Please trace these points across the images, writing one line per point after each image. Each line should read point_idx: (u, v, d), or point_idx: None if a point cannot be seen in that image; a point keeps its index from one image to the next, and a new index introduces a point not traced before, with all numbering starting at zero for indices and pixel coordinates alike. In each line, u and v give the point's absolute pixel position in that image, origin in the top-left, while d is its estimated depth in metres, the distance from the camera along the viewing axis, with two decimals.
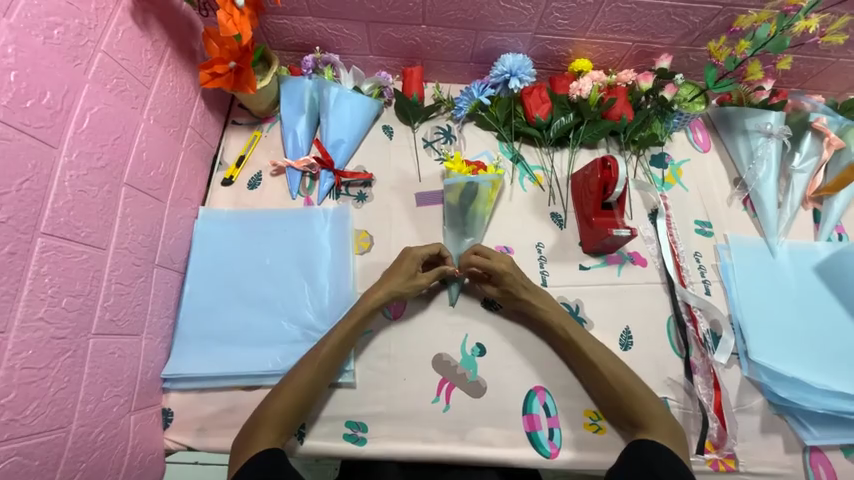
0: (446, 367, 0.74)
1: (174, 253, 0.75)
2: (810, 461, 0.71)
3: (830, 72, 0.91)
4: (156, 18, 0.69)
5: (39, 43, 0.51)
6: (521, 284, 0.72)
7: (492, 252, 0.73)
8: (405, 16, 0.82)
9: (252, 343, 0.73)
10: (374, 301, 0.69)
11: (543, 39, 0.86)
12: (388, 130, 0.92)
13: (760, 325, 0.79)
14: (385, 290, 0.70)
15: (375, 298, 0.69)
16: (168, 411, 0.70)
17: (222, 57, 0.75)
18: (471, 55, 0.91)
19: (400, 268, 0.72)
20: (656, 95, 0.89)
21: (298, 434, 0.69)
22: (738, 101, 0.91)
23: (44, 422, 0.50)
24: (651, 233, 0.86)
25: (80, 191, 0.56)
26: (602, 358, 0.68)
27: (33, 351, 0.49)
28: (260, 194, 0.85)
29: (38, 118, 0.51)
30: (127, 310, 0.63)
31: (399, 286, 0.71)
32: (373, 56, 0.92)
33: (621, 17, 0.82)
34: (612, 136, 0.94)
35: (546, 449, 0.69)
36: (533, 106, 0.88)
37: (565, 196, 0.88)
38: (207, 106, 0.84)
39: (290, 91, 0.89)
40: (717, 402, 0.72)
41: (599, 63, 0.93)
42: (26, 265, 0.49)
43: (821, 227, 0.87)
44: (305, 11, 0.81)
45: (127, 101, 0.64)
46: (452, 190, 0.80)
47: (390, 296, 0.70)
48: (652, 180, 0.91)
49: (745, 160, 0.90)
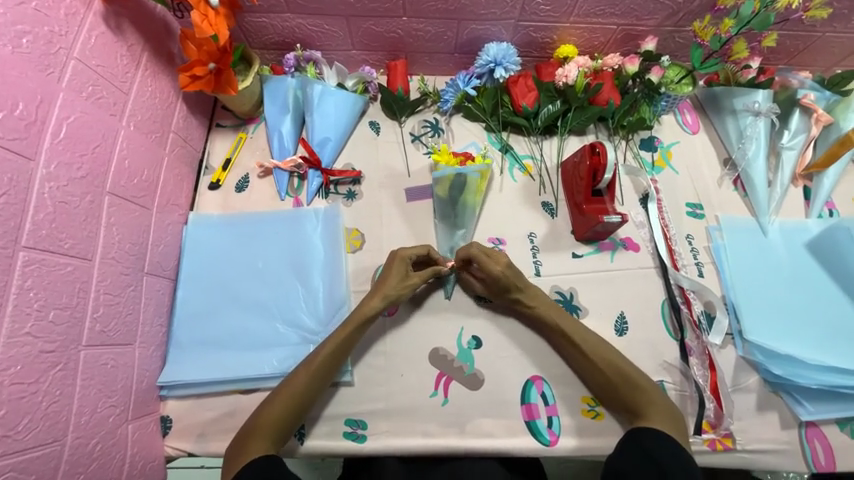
0: (443, 361, 0.74)
1: (164, 260, 0.74)
2: (806, 436, 0.72)
3: (816, 48, 0.91)
4: (130, 21, 0.67)
5: (7, 53, 0.50)
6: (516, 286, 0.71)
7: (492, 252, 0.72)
8: (385, 8, 0.80)
9: (248, 347, 0.73)
10: (372, 308, 0.69)
11: (527, 26, 0.85)
12: (375, 125, 0.91)
13: (754, 305, 0.79)
14: (380, 296, 0.70)
15: (372, 305, 0.69)
16: (166, 418, 0.70)
17: (200, 59, 0.73)
18: (454, 46, 0.89)
19: (392, 271, 0.71)
20: (642, 79, 0.88)
21: (298, 434, 0.69)
22: (725, 81, 0.91)
23: (37, 437, 0.50)
24: (643, 218, 0.86)
25: (60, 202, 0.55)
26: (598, 348, 0.68)
27: (20, 367, 0.48)
28: (247, 197, 0.84)
29: (11, 131, 0.49)
30: (117, 320, 0.62)
31: (393, 289, 0.70)
32: (356, 51, 0.90)
33: (604, 1, 0.80)
34: (601, 122, 0.93)
35: (545, 437, 0.69)
36: (520, 95, 0.87)
37: (555, 185, 0.87)
38: (188, 109, 0.82)
39: (273, 91, 0.87)
40: (713, 384, 0.73)
41: (585, 48, 0.92)
42: (8, 280, 0.48)
43: (812, 204, 0.88)
44: (283, 8, 0.80)
45: (105, 108, 0.63)
46: (441, 182, 0.79)
47: (386, 301, 0.70)
48: (642, 164, 0.91)
49: (734, 141, 0.90)
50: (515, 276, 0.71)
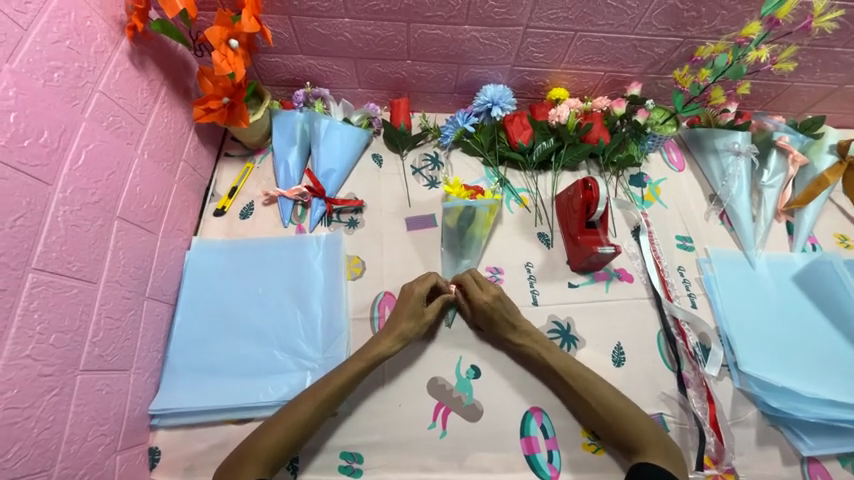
0: (441, 391, 0.73)
1: (165, 285, 0.75)
2: (808, 473, 0.71)
3: (787, 96, 0.99)
4: (153, 59, 0.72)
5: (39, 86, 0.53)
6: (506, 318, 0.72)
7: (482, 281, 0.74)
8: (390, 52, 0.87)
9: (243, 375, 0.72)
10: (387, 347, 0.69)
11: (521, 71, 0.92)
12: (377, 158, 0.96)
13: (747, 337, 0.80)
14: (395, 336, 0.70)
15: (387, 346, 0.69)
16: (155, 450, 0.67)
17: (215, 94, 0.78)
18: (454, 87, 0.96)
19: (407, 310, 0.72)
20: (629, 120, 0.95)
21: (290, 467, 0.67)
22: (706, 123, 0.98)
23: (25, 466, 0.48)
24: (636, 250, 0.89)
25: (72, 226, 0.56)
26: (588, 383, 0.68)
27: (17, 390, 0.48)
28: (252, 224, 0.86)
29: (33, 157, 0.52)
30: (115, 345, 0.62)
31: (409, 331, 0.71)
32: (362, 89, 0.96)
33: (591, 50, 0.88)
34: (592, 159, 0.98)
35: (546, 473, 0.68)
36: (515, 132, 0.92)
37: (551, 217, 0.91)
38: (199, 140, 0.86)
39: (282, 124, 0.92)
40: (712, 417, 0.72)
41: (575, 91, 0.99)
42: (15, 301, 0.48)
43: (795, 238, 0.91)
44: (296, 50, 0.86)
45: (122, 137, 0.66)
46: (450, 213, 0.82)
47: (398, 340, 0.70)
48: (632, 198, 0.95)
49: (717, 178, 0.95)
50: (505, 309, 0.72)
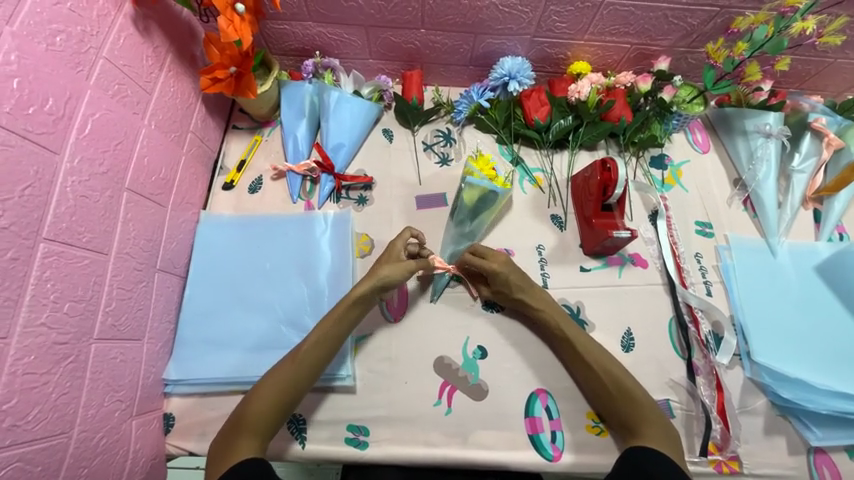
0: (447, 370, 0.74)
1: (175, 257, 0.75)
2: (814, 462, 0.71)
3: (827, 74, 0.92)
4: (157, 25, 0.70)
5: (41, 50, 0.51)
6: (516, 285, 0.72)
7: (488, 250, 0.73)
8: (404, 20, 0.82)
9: (252, 348, 0.73)
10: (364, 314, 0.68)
11: (542, 42, 0.87)
12: (388, 133, 0.92)
13: (762, 326, 0.79)
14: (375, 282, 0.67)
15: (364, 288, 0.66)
16: (170, 416, 0.70)
17: (221, 62, 0.75)
18: (469, 59, 0.91)
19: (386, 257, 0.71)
20: (655, 97, 0.90)
21: (299, 438, 0.69)
22: (737, 102, 0.92)
23: (45, 428, 0.50)
24: (652, 235, 0.86)
25: (81, 197, 0.56)
26: (605, 362, 0.67)
27: (34, 357, 0.49)
28: (260, 199, 0.86)
29: (39, 125, 0.51)
30: (128, 315, 0.63)
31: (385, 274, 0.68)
32: (373, 60, 0.92)
33: (618, 20, 0.82)
34: (612, 138, 0.94)
35: (548, 452, 0.68)
36: (532, 109, 0.88)
37: (565, 199, 0.88)
38: (207, 111, 0.84)
39: (291, 96, 0.89)
40: (720, 405, 0.71)
41: (598, 65, 0.93)
42: (28, 270, 0.49)
43: (822, 227, 0.87)
44: (305, 16, 0.82)
45: (129, 107, 0.64)
46: (472, 189, 0.81)
47: (378, 283, 0.67)
48: (652, 181, 0.91)
49: (744, 161, 0.90)
50: (515, 274, 0.72)
